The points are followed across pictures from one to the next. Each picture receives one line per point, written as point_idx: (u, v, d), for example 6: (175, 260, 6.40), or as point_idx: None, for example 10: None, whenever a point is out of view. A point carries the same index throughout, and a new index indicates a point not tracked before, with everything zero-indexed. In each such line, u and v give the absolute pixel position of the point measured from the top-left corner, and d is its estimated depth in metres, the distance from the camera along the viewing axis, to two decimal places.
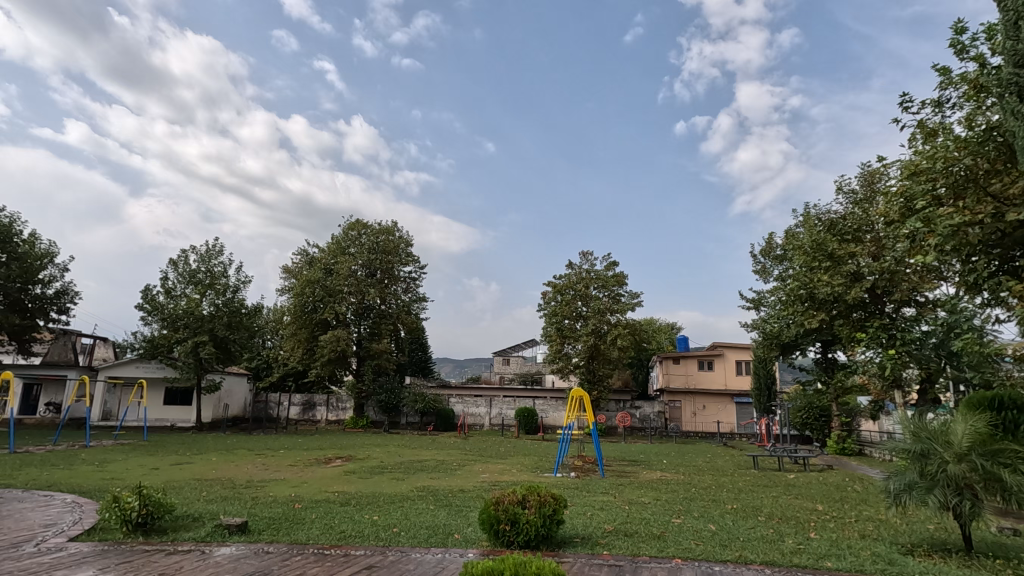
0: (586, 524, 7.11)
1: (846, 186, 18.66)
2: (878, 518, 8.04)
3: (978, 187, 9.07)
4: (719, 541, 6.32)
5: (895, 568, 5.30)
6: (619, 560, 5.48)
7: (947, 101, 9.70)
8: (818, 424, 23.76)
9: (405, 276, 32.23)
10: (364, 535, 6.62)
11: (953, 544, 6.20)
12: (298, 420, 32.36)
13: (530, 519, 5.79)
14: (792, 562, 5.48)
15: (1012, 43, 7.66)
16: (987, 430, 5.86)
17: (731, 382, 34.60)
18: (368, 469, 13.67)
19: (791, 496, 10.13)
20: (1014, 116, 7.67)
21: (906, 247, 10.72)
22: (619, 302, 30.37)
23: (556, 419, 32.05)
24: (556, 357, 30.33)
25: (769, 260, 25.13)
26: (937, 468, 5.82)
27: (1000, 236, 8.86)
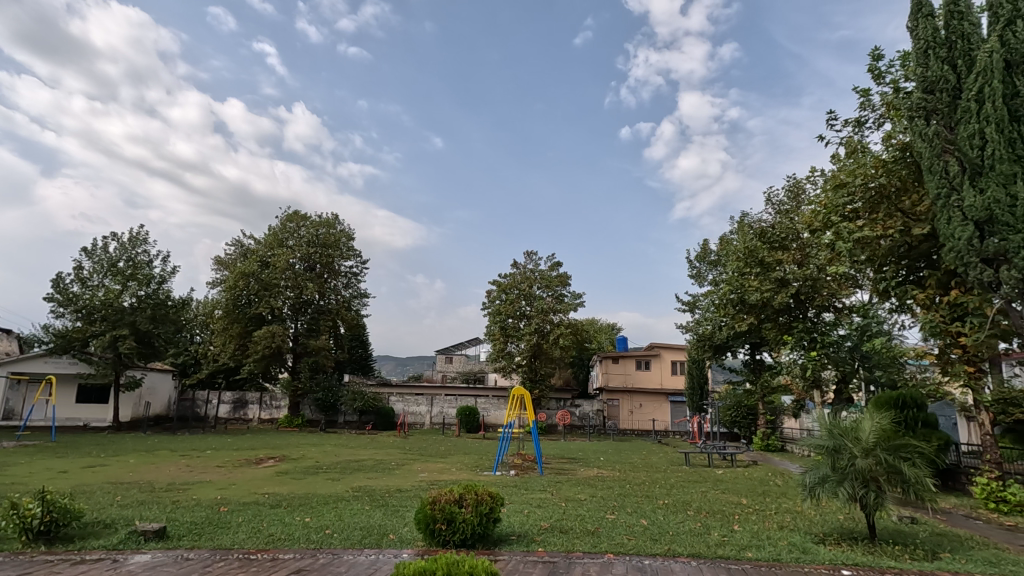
0: (522, 522, 7.14)
1: (775, 197, 19.65)
2: (795, 509, 8.56)
3: (891, 204, 9.86)
4: (649, 535, 6.52)
5: (808, 557, 5.65)
6: (553, 556, 5.55)
7: (866, 121, 10.48)
8: (745, 422, 25.19)
9: (346, 271, 31.31)
10: (294, 537, 6.39)
11: (859, 533, 6.69)
12: (227, 419, 30.96)
13: (467, 518, 5.76)
14: (716, 553, 5.74)
15: (922, 70, 8.37)
16: (891, 426, 6.36)
17: (666, 381, 35.91)
18: (302, 470, 13.23)
19: (718, 491, 10.60)
20: (922, 138, 8.36)
21: (828, 256, 11.53)
22: (562, 302, 30.81)
23: (497, 418, 32.21)
24: (499, 355, 30.45)
25: (704, 265, 26.16)
26: (847, 462, 6.23)
27: (907, 248, 9.93)
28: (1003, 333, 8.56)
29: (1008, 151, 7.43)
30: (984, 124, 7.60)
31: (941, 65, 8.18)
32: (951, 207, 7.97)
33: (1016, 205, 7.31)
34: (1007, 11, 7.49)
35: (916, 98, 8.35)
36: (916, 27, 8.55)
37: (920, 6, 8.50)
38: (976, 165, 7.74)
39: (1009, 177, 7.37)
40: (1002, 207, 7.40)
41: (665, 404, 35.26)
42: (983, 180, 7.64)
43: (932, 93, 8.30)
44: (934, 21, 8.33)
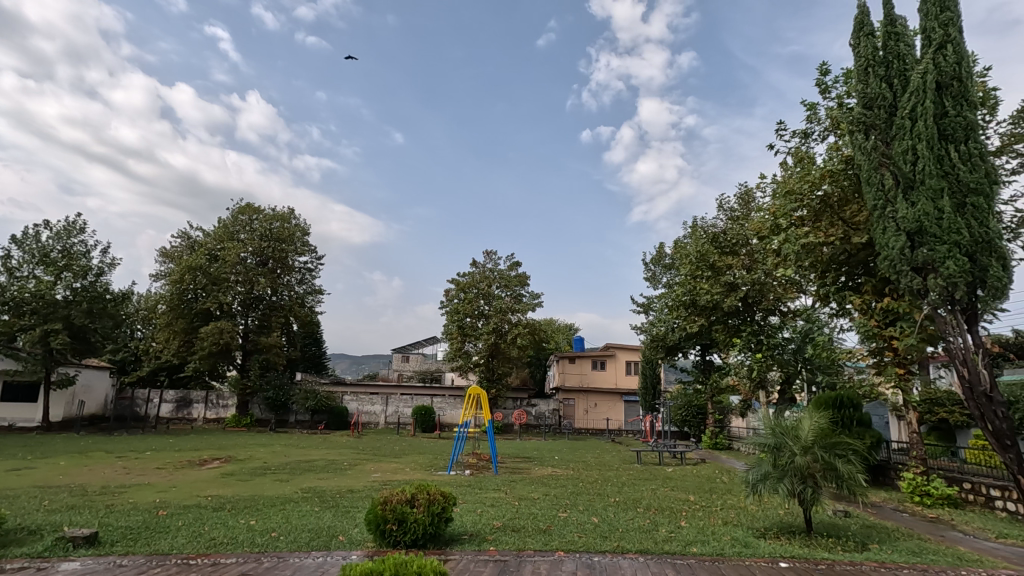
0: (474, 521, 7.14)
1: (727, 204, 20.30)
2: (739, 505, 8.89)
3: (834, 213, 10.39)
4: (599, 532, 6.64)
5: (748, 551, 5.88)
6: (504, 555, 5.56)
7: (813, 133, 10.98)
8: (695, 421, 26.01)
9: (300, 266, 30.47)
10: (238, 541, 6.18)
11: (797, 527, 7.00)
12: (170, 419, 29.65)
13: (418, 518, 5.71)
14: (663, 549, 5.90)
15: (862, 87, 8.85)
16: (828, 425, 6.69)
17: (621, 381, 36.57)
18: (250, 471, 12.80)
19: (667, 488, 10.90)
20: (862, 150, 8.85)
21: (775, 261, 12.04)
22: (520, 301, 30.94)
23: (453, 417, 32.06)
24: (456, 354, 30.31)
25: (659, 268, 26.76)
26: (788, 459, 6.50)
27: (846, 256, 10.51)
28: (929, 337, 9.17)
29: (937, 168, 7.92)
30: (916, 141, 8.07)
31: (880, 83, 8.66)
32: (886, 217, 8.46)
33: (943, 217, 7.80)
34: (939, 35, 7.92)
35: (856, 113, 8.83)
36: (858, 45, 9.04)
37: (862, 25, 8.97)
38: (909, 179, 8.21)
39: (937, 192, 7.87)
40: (930, 220, 7.87)
41: (619, 403, 35.93)
42: (914, 193, 8.10)
43: (871, 109, 8.79)
44: (874, 41, 8.85)
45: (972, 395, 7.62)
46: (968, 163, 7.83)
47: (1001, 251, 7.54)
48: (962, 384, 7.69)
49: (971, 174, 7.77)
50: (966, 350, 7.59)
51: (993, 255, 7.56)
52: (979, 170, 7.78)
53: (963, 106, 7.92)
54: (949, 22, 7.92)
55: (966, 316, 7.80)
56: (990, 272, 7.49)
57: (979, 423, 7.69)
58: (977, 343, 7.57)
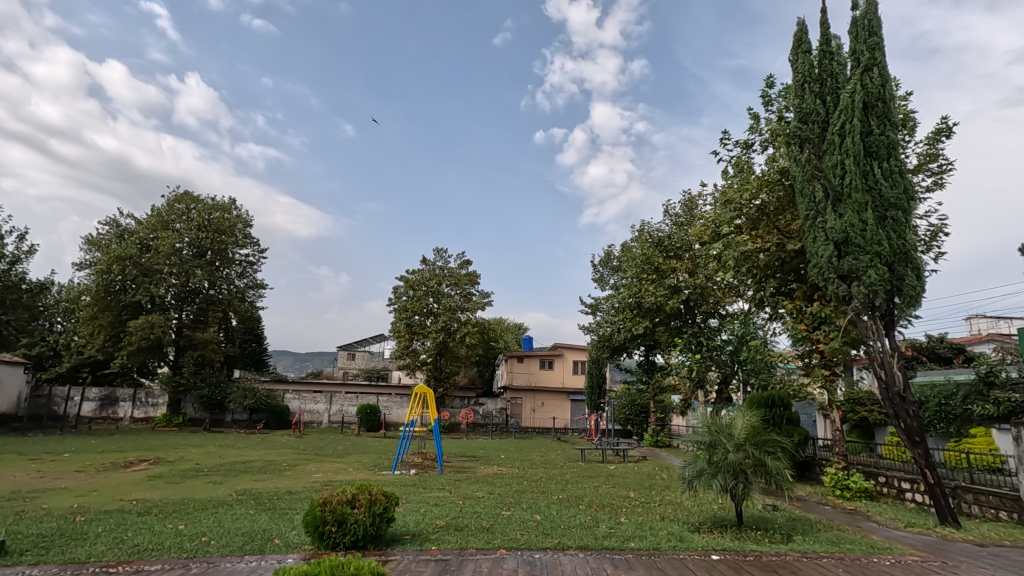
0: (417, 521, 7.08)
1: (672, 209, 20.93)
2: (676, 501, 9.20)
3: (769, 221, 10.96)
4: (541, 530, 6.73)
5: (683, 544, 6.10)
6: (446, 555, 5.53)
7: (754, 143, 11.50)
8: (638, 419, 26.82)
9: (240, 259, 29.25)
10: (164, 547, 5.87)
11: (729, 521, 7.31)
12: (92, 418, 27.80)
13: (359, 519, 5.60)
14: (602, 545, 6.03)
15: (799, 102, 9.33)
16: (759, 424, 7.04)
17: (568, 381, 37.07)
18: (180, 473, 12.17)
19: (609, 486, 11.18)
20: (796, 163, 9.35)
21: (716, 266, 12.56)
22: (469, 300, 30.85)
23: (399, 416, 31.61)
24: (403, 353, 29.88)
25: (607, 270, 27.34)
26: (722, 456, 6.79)
27: (781, 262, 11.11)
28: (852, 340, 9.84)
29: (862, 183, 8.47)
30: (844, 157, 8.60)
31: (814, 99, 9.18)
32: (817, 227, 8.98)
33: (867, 229, 8.35)
34: (867, 57, 8.57)
35: (793, 127, 9.32)
36: (795, 62, 9.55)
37: (800, 42, 9.49)
38: (837, 192, 8.74)
39: (862, 205, 8.41)
40: (856, 231, 8.40)
41: (566, 402, 36.43)
42: (842, 206, 8.63)
43: (806, 124, 9.30)
44: (810, 58, 9.36)
45: (889, 395, 8.24)
46: (890, 179, 8.41)
47: (916, 262, 8.21)
48: (879, 385, 8.38)
49: (892, 189, 8.34)
50: (884, 353, 8.29)
51: (909, 265, 8.21)
52: (900, 185, 8.38)
53: (886, 125, 8.52)
54: (876, 46, 8.56)
55: (884, 321, 8.44)
56: (906, 280, 8.17)
57: (893, 421, 8.31)
58: (893, 347, 8.30)
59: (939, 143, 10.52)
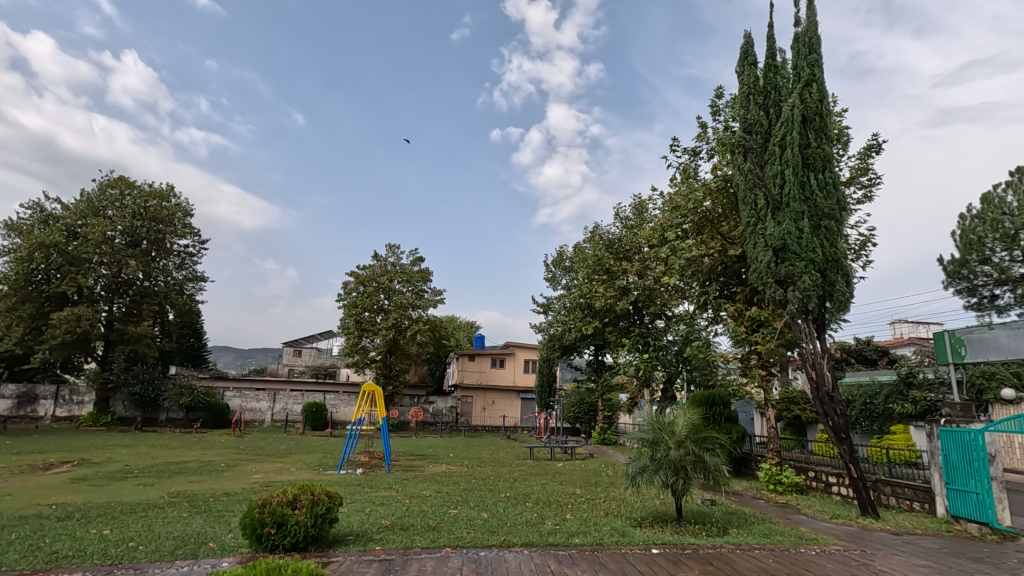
0: (362, 521, 6.94)
1: (622, 212, 21.38)
2: (620, 497, 9.43)
3: (714, 227, 11.38)
4: (488, 527, 6.75)
5: (625, 539, 6.27)
6: (390, 555, 5.46)
7: (701, 151, 11.90)
8: (586, 417, 27.32)
9: (178, 250, 27.83)
10: (86, 553, 5.53)
11: (670, 515, 7.55)
12: (9, 417, 25.82)
13: (299, 520, 5.44)
14: (547, 541, 6.12)
15: (744, 112, 9.73)
16: (699, 421, 7.30)
17: (519, 380, 37.20)
18: (107, 475, 11.46)
19: (556, 483, 11.33)
20: (740, 171, 9.75)
21: (663, 269, 12.93)
22: (421, 297, 30.56)
23: (346, 415, 30.93)
24: (352, 350, 29.21)
25: (559, 270, 27.64)
26: (664, 453, 7.01)
27: (723, 267, 11.58)
28: (787, 342, 10.37)
29: (800, 192, 8.92)
30: (784, 167, 9.03)
31: (758, 111, 9.59)
32: (757, 234, 9.39)
33: (802, 237, 8.80)
34: (807, 73, 9.04)
35: (738, 137, 9.72)
36: (741, 74, 9.95)
37: (746, 55, 9.90)
38: (776, 201, 9.16)
39: (798, 214, 8.86)
40: (793, 239, 8.83)
41: (516, 401, 36.61)
42: (781, 214, 9.05)
43: (750, 134, 9.71)
44: (755, 71, 9.77)
45: (819, 394, 8.72)
46: (824, 191, 8.91)
47: (846, 269, 8.73)
48: (810, 385, 8.86)
49: (826, 200, 8.84)
50: (816, 354, 8.75)
51: (839, 272, 8.73)
52: (833, 197, 8.88)
53: (822, 139, 9.01)
54: (815, 63, 9.06)
55: (816, 325, 8.92)
56: (837, 287, 8.67)
57: (822, 419, 8.81)
58: (824, 349, 8.77)
59: (870, 158, 11.20)
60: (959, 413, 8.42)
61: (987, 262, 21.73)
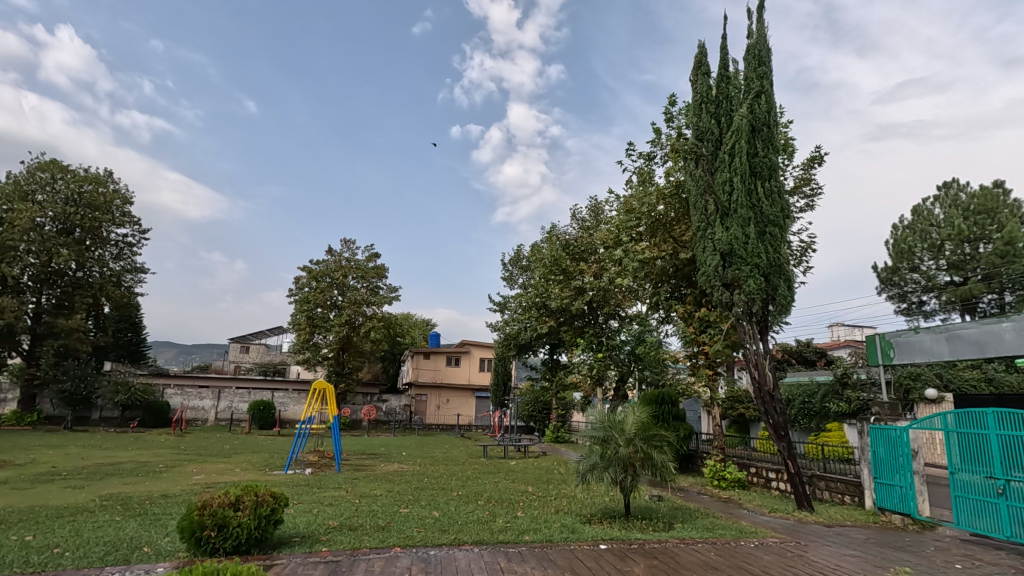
0: (308, 522, 6.77)
1: (579, 213, 21.65)
2: (571, 494, 9.56)
3: (666, 230, 11.68)
4: (438, 527, 6.71)
5: (574, 535, 6.37)
6: (337, 555, 5.37)
7: (655, 156, 12.20)
8: (541, 416, 27.57)
9: (116, 239, 26.36)
10: (5, 562, 5.17)
11: (618, 511, 7.72)
12: None
13: (242, 522, 5.26)
14: (497, 539, 6.14)
15: (696, 120, 10.04)
16: (648, 419, 7.49)
17: (474, 378, 37.10)
18: (31, 477, 10.76)
19: (508, 481, 11.39)
20: (692, 177, 10.05)
21: (617, 270, 13.16)
22: (376, 294, 30.03)
23: (296, 413, 30.12)
24: (303, 347, 28.43)
25: (516, 269, 27.75)
26: (613, 450, 7.14)
27: (675, 269, 11.92)
28: (732, 343, 10.78)
29: (747, 200, 9.27)
30: (733, 175, 9.36)
31: (710, 119, 9.91)
32: (706, 238, 9.70)
33: (749, 242, 9.16)
34: (756, 85, 9.42)
35: (691, 143, 10.01)
36: (694, 83, 10.26)
37: (700, 65, 10.21)
38: (725, 207, 9.49)
39: (745, 221, 9.21)
40: (739, 244, 9.18)
41: (471, 399, 36.51)
42: (729, 220, 9.38)
43: (702, 141, 10.02)
44: (708, 80, 10.09)
45: (762, 393, 9.08)
46: (770, 199, 9.31)
47: (787, 274, 9.16)
48: (753, 384, 9.23)
49: (771, 208, 9.23)
50: (759, 355, 9.13)
51: (782, 276, 9.15)
52: (778, 205, 9.30)
53: (769, 148, 9.41)
54: (764, 75, 9.45)
55: (760, 327, 9.30)
56: (779, 290, 9.09)
57: (763, 418, 9.19)
58: (766, 350, 9.16)
59: (812, 169, 11.76)
60: (887, 412, 8.94)
61: (916, 270, 23.20)
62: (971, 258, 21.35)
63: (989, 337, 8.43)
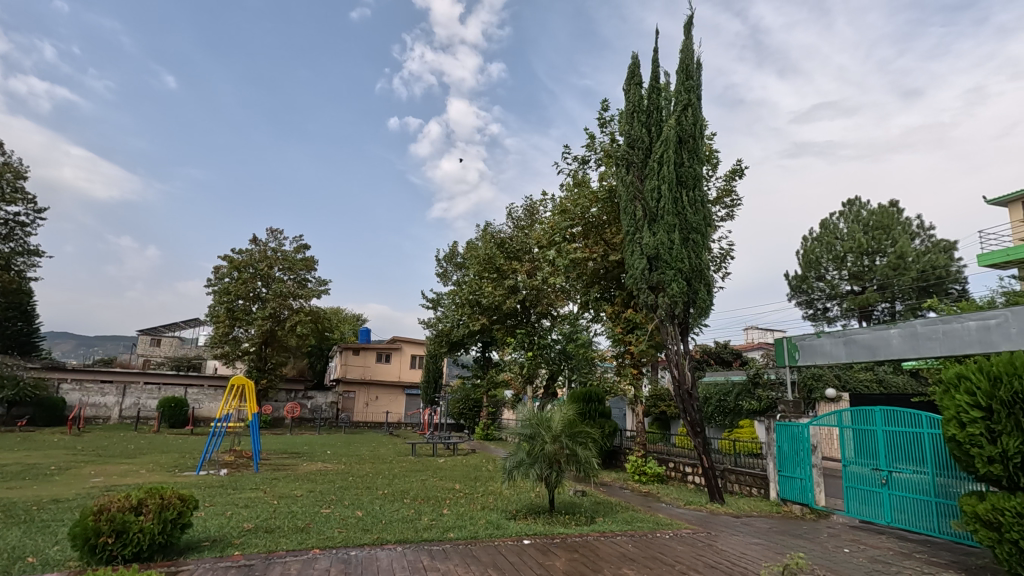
0: (220, 525, 6.42)
1: (515, 212, 21.79)
2: (497, 491, 9.63)
3: (598, 233, 12.00)
4: (361, 526, 6.56)
5: (499, 532, 6.43)
6: (250, 559, 5.14)
7: (589, 160, 12.51)
8: (471, 413, 27.57)
9: (6, 218, 23.79)
10: None
11: (543, 507, 7.85)
12: None
13: (144, 528, 4.91)
14: (421, 537, 6.10)
15: (628, 128, 10.38)
16: (574, 417, 7.67)
17: (405, 375, 36.50)
18: None
19: (436, 479, 11.30)
20: (624, 183, 10.38)
21: (550, 270, 13.38)
22: (304, 287, 28.86)
23: (211, 410, 28.46)
24: (221, 340, 26.89)
25: (451, 266, 27.55)
26: (540, 447, 7.26)
27: (605, 271, 12.30)
28: (656, 344, 11.27)
29: (673, 207, 9.70)
30: (661, 182, 9.76)
31: (641, 127, 10.27)
32: (635, 242, 10.05)
33: (673, 248, 9.60)
34: (684, 98, 9.87)
35: (623, 150, 10.33)
36: (627, 91, 10.59)
37: (633, 75, 10.55)
38: (653, 213, 9.87)
39: (671, 227, 9.64)
40: (664, 249, 9.60)
41: (401, 397, 35.91)
42: (656, 226, 9.78)
43: (634, 148, 10.37)
44: (640, 90, 10.45)
45: (682, 392, 9.51)
46: (694, 207, 9.80)
47: (708, 279, 9.72)
48: (674, 383, 9.66)
49: (695, 216, 9.73)
50: (679, 355, 9.58)
51: (702, 281, 9.70)
52: (700, 213, 9.82)
53: (693, 159, 9.90)
54: (691, 89, 9.93)
55: (681, 329, 9.76)
56: (699, 295, 9.63)
57: (682, 415, 9.64)
58: (686, 351, 9.62)
59: (733, 181, 12.48)
60: (791, 409, 9.63)
61: (822, 279, 25.16)
62: (869, 270, 23.47)
63: (878, 342, 9.22)
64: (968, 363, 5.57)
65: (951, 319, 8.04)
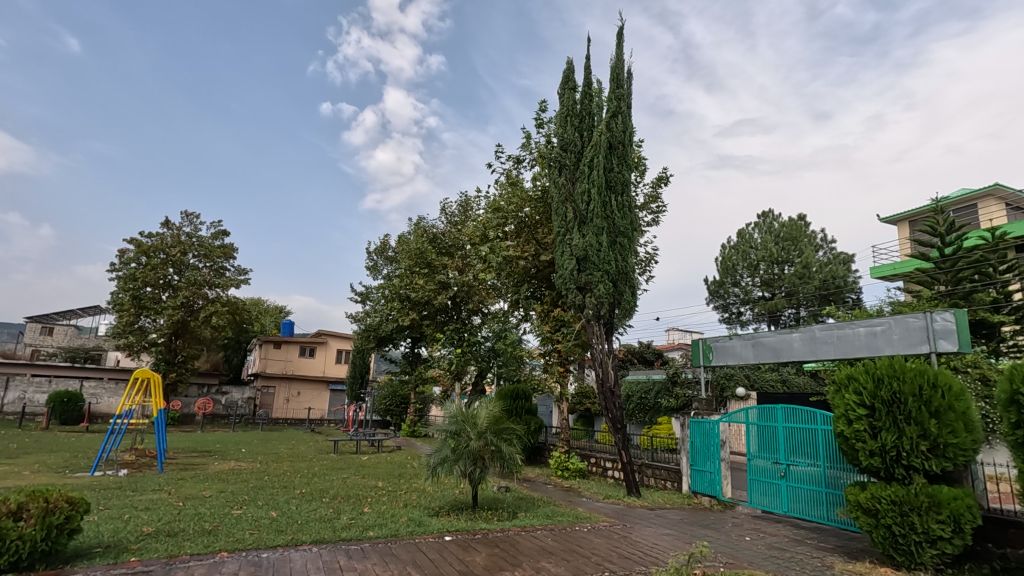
0: (115, 530, 5.94)
1: (449, 208, 21.64)
2: (420, 488, 9.53)
3: (530, 232, 12.14)
4: (275, 527, 6.29)
5: (420, 529, 6.39)
6: (150, 565, 4.80)
7: (524, 160, 12.64)
8: (398, 409, 27.12)
9: None
10: None
11: (466, 504, 7.85)
12: None
13: (24, 534, 4.48)
14: (338, 537, 5.93)
15: (561, 131, 10.56)
16: (499, 413, 7.73)
17: (329, 370, 35.35)
18: None
19: (358, 477, 11.01)
20: (556, 184, 10.56)
21: (481, 267, 13.39)
22: (221, 276, 27.20)
23: (111, 406, 26.19)
24: (125, 330, 24.90)
25: (381, 259, 26.94)
26: (464, 444, 7.28)
27: (536, 270, 12.48)
28: (582, 343, 11.61)
29: (602, 210, 10.00)
30: (590, 186, 10.02)
31: (574, 131, 10.48)
32: (565, 243, 10.25)
33: (601, 250, 9.89)
34: (614, 105, 10.19)
35: (556, 152, 10.50)
36: (562, 95, 10.76)
37: (568, 80, 10.76)
38: (583, 215, 10.11)
39: (599, 230, 9.93)
40: (593, 251, 9.87)
41: (324, 392, 34.76)
42: (585, 227, 10.03)
43: (567, 151, 10.57)
44: (574, 95, 10.67)
45: (606, 390, 9.83)
46: (621, 212, 10.19)
47: (632, 281, 10.14)
48: (597, 382, 9.96)
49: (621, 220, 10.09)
50: (604, 354, 9.86)
51: (627, 283, 10.09)
52: (627, 218, 10.21)
53: (622, 165, 10.26)
54: (621, 97, 10.27)
55: (606, 329, 10.07)
56: (624, 296, 10.01)
57: (604, 412, 9.96)
58: (610, 350, 9.93)
59: (659, 188, 13.03)
60: (704, 407, 10.20)
61: (738, 285, 26.79)
62: (778, 277, 25.25)
63: (782, 345, 9.96)
64: (856, 365, 6.13)
65: (844, 325, 8.78)
